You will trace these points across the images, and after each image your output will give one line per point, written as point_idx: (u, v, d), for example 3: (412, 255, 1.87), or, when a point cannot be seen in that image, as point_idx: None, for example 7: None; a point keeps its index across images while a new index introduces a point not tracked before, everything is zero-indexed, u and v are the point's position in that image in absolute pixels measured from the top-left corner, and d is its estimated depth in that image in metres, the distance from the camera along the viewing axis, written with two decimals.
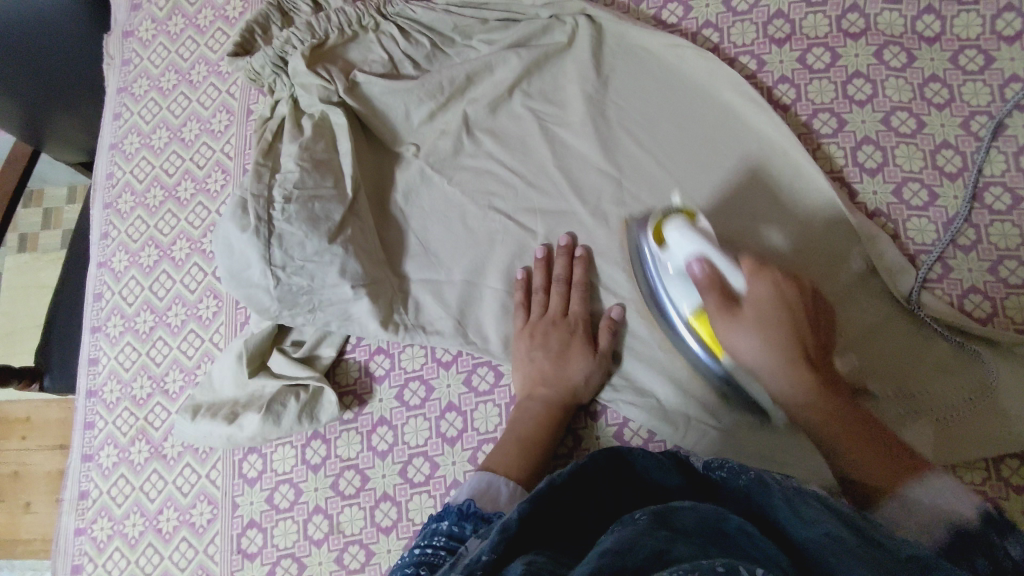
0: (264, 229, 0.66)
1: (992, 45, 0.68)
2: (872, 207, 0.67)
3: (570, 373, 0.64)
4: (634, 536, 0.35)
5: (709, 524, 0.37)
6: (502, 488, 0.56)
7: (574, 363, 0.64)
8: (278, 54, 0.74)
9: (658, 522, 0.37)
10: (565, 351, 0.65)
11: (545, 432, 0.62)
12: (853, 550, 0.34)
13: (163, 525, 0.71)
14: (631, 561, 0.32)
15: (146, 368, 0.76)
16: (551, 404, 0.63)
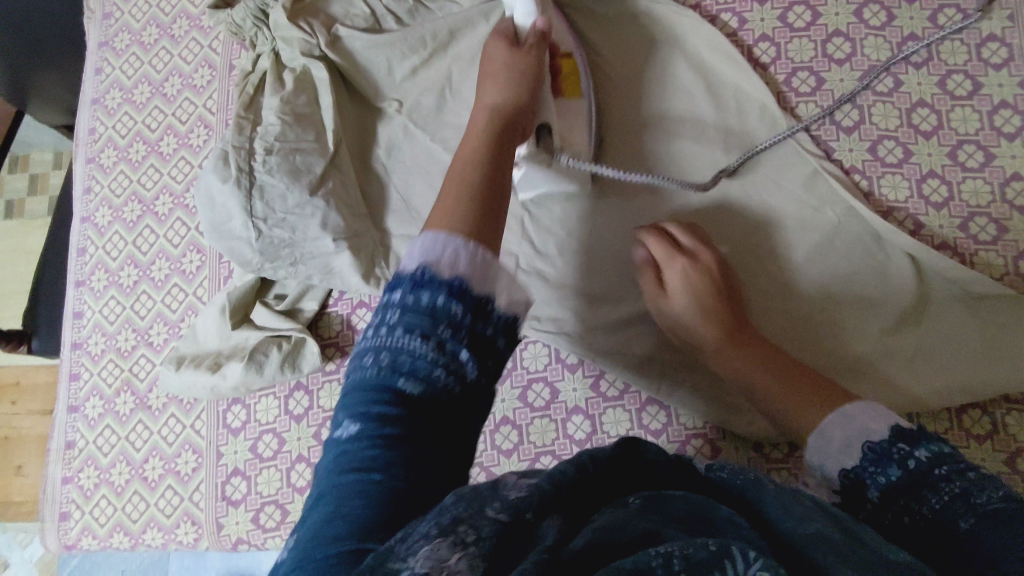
0: (245, 180, 0.67)
1: (970, 5, 0.68)
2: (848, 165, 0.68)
3: (489, 93, 0.55)
4: (626, 519, 0.35)
5: (695, 512, 0.37)
6: (459, 254, 0.40)
7: (487, 87, 0.56)
8: (260, 7, 0.74)
9: (651, 507, 0.37)
10: (489, 76, 0.57)
11: (499, 136, 0.51)
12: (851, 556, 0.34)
13: (149, 474, 0.73)
14: (620, 540, 0.33)
15: (130, 321, 0.77)
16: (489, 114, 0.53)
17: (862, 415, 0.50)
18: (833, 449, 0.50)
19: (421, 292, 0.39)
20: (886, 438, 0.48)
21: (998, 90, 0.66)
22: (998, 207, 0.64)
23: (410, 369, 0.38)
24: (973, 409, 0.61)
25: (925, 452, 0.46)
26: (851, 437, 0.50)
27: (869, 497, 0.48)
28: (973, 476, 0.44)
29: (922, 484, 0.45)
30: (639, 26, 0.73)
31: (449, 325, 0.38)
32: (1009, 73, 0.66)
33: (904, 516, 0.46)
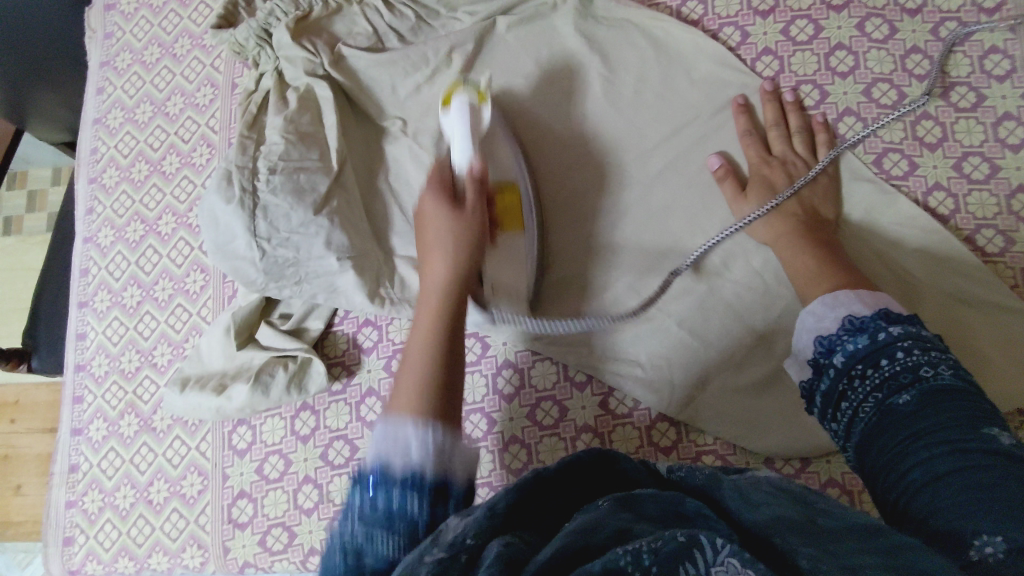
0: (249, 200, 0.66)
1: (972, 17, 0.69)
2: (861, 177, 0.67)
3: (433, 276, 0.54)
4: (600, 517, 0.37)
5: (666, 507, 0.40)
6: (415, 445, 0.41)
7: (434, 263, 0.55)
8: (262, 26, 0.74)
9: (622, 505, 0.39)
10: (430, 256, 0.56)
11: (460, 280, 0.54)
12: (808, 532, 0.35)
13: (154, 497, 0.72)
14: (594, 541, 0.35)
15: (134, 342, 0.76)
16: (439, 293, 0.53)
17: (837, 309, 0.51)
18: (813, 319, 0.53)
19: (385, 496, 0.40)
20: (872, 316, 0.49)
21: (1002, 101, 0.66)
22: (1005, 219, 0.64)
23: (379, 526, 0.39)
24: None
25: (900, 329, 0.47)
26: (840, 314, 0.51)
27: (818, 391, 0.50)
28: (933, 352, 0.45)
29: (880, 355, 0.46)
30: (641, 40, 0.73)
31: (406, 466, 0.40)
32: (1012, 85, 0.66)
33: (841, 403, 0.48)
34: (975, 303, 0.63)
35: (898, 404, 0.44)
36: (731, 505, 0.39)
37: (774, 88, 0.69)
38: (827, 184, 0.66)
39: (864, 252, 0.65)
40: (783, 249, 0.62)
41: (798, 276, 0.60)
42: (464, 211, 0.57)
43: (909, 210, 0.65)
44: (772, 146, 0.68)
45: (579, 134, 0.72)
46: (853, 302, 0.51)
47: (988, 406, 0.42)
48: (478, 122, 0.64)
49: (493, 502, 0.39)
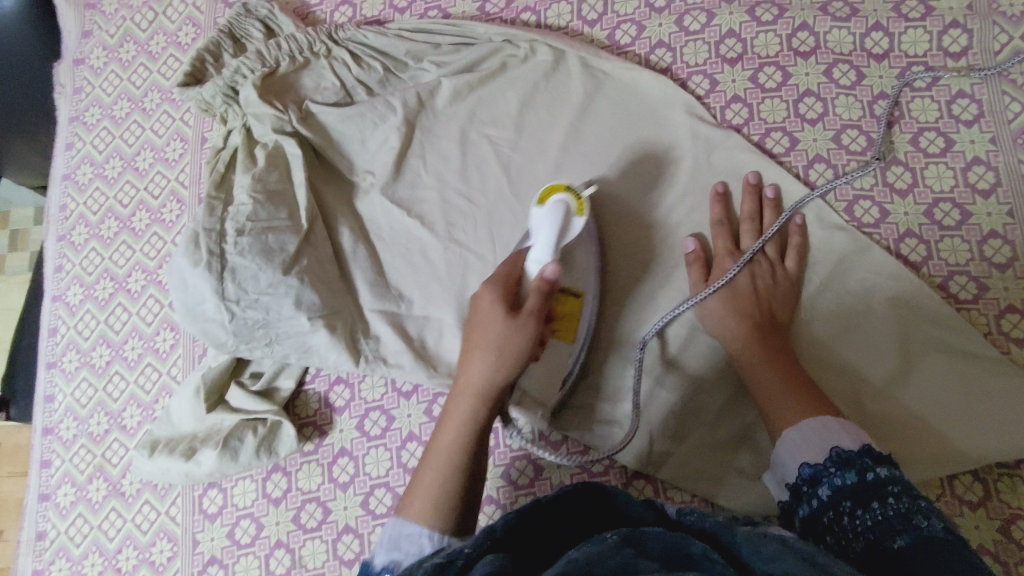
0: (216, 263, 0.65)
1: (938, 62, 0.68)
2: (841, 224, 0.66)
3: (473, 374, 0.56)
4: (605, 553, 0.37)
5: (674, 548, 0.39)
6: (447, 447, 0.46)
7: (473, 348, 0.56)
8: (228, 84, 0.73)
9: (626, 541, 0.39)
10: (477, 343, 0.56)
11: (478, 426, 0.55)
12: None
13: (123, 565, 0.70)
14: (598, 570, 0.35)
15: (102, 404, 0.75)
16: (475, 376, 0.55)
17: (818, 438, 0.53)
18: (794, 443, 0.54)
19: (384, 571, 0.47)
20: (859, 452, 0.50)
21: (971, 146, 0.66)
22: (978, 265, 0.64)
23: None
24: (964, 473, 0.60)
25: (887, 471, 0.48)
26: (824, 442, 0.52)
27: (798, 515, 0.52)
28: (924, 502, 0.47)
29: (871, 493, 0.47)
30: (614, 91, 0.73)
31: (421, 550, 0.49)
32: (980, 130, 0.66)
33: (827, 535, 0.49)
34: (959, 360, 0.61)
35: (895, 547, 0.44)
36: (744, 557, 0.39)
37: (758, 181, 0.67)
38: (789, 286, 0.65)
39: (835, 314, 0.65)
40: (737, 352, 0.62)
41: (757, 379, 0.60)
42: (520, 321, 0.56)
43: (865, 280, 0.64)
44: (741, 240, 0.67)
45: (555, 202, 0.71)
46: (840, 433, 0.52)
47: (975, 558, 0.42)
48: (567, 230, 0.61)
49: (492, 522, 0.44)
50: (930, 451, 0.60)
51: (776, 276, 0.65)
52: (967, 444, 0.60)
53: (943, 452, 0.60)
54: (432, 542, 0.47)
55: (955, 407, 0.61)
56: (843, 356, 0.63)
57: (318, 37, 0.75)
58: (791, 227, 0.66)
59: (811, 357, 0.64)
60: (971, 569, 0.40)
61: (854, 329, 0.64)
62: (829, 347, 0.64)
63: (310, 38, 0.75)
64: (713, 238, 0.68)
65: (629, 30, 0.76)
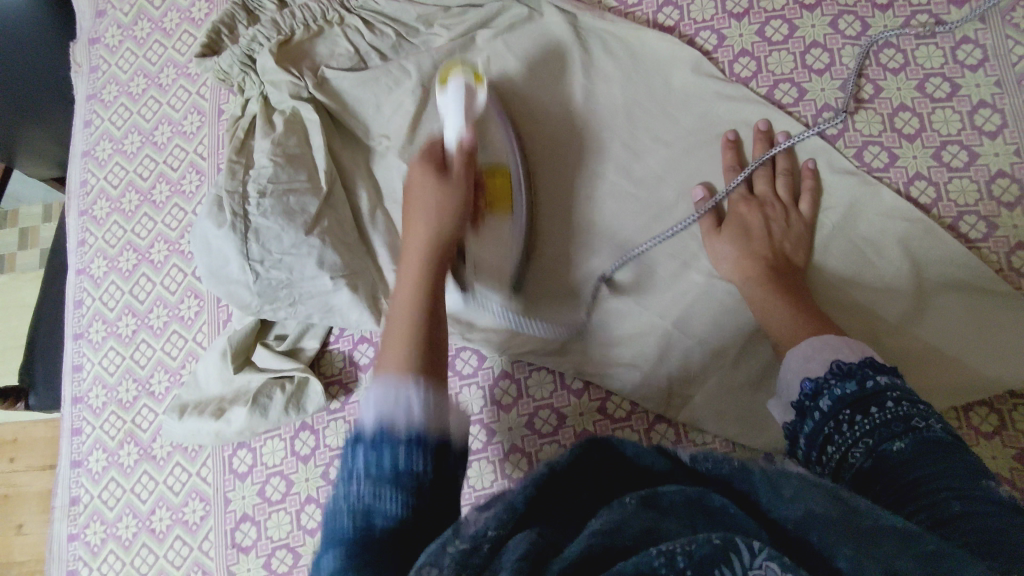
0: (240, 224, 0.67)
1: (942, 9, 0.70)
2: (851, 168, 0.67)
3: (418, 226, 0.58)
4: (625, 515, 0.36)
5: (690, 499, 0.38)
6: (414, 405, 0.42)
7: (416, 221, 0.58)
8: (245, 53, 0.75)
9: (644, 501, 0.38)
10: (414, 209, 0.59)
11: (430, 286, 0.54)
12: (834, 522, 0.34)
13: (156, 525, 0.71)
14: (620, 540, 0.34)
15: (130, 372, 0.76)
16: (419, 251, 0.56)
17: (821, 356, 0.54)
18: (799, 362, 0.55)
19: (382, 450, 0.39)
20: (860, 363, 0.51)
21: (976, 90, 0.67)
22: (987, 205, 0.65)
23: (386, 482, 0.39)
24: (979, 405, 0.62)
25: (887, 379, 0.49)
26: (826, 358, 0.54)
27: (802, 432, 0.52)
28: (925, 408, 0.47)
29: (871, 400, 0.48)
30: (621, 50, 0.74)
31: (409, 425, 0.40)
32: (985, 74, 0.68)
33: (828, 446, 0.49)
34: (968, 294, 0.63)
35: (893, 450, 0.45)
36: (761, 498, 0.38)
37: (768, 128, 0.69)
38: (800, 229, 0.66)
39: (846, 256, 0.66)
40: (750, 293, 0.64)
41: (771, 315, 0.61)
42: (451, 177, 0.60)
43: (876, 220, 0.66)
44: (755, 185, 0.68)
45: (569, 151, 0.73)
46: (840, 347, 0.54)
47: (981, 461, 0.43)
48: (472, 105, 0.63)
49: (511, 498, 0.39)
50: (945, 382, 0.62)
51: (789, 220, 0.66)
52: (978, 375, 0.61)
53: (956, 383, 0.61)
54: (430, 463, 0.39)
55: (967, 340, 0.62)
56: (856, 294, 0.65)
57: (331, 5, 0.77)
58: (803, 172, 0.68)
59: (823, 296, 0.66)
60: (981, 489, 0.40)
61: (865, 270, 0.65)
62: (844, 287, 0.65)
63: (323, 7, 0.77)
64: (725, 184, 0.69)
65: None
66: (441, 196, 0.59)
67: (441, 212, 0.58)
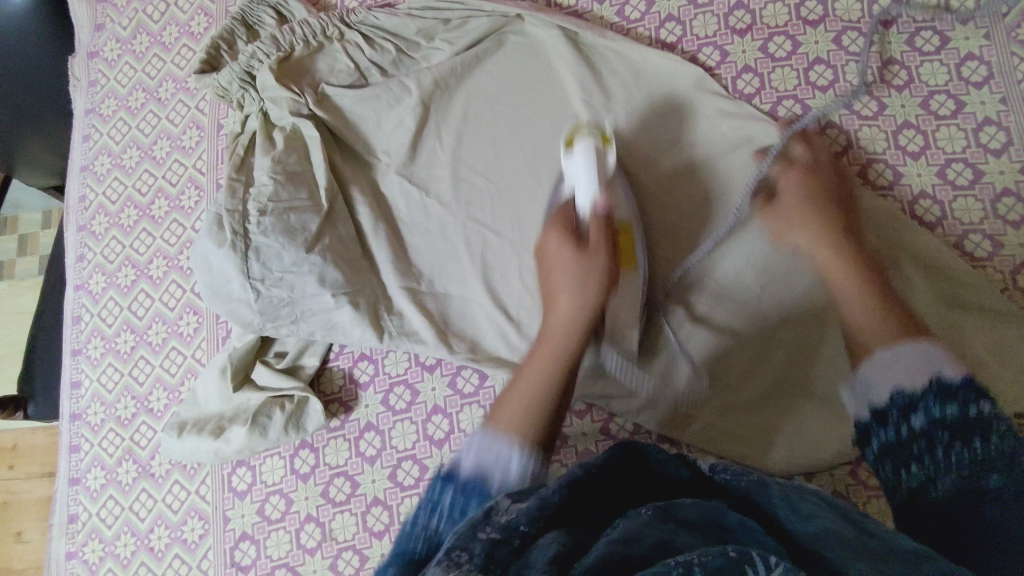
0: (241, 242, 0.66)
1: (947, 25, 0.69)
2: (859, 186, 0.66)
3: (563, 307, 0.57)
4: (642, 527, 0.35)
5: (710, 516, 0.38)
6: (514, 463, 0.44)
7: (563, 297, 0.57)
8: (245, 69, 0.75)
9: (663, 515, 0.37)
10: (557, 288, 0.58)
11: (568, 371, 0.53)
12: (847, 544, 0.35)
13: (155, 544, 0.71)
14: (636, 550, 0.33)
15: (129, 388, 0.76)
16: (562, 341, 0.55)
17: (915, 361, 0.46)
18: (885, 362, 0.48)
19: (469, 497, 0.42)
20: (962, 381, 0.44)
21: (981, 107, 0.67)
22: (991, 223, 0.64)
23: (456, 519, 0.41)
24: None
25: (993, 406, 0.43)
26: (926, 368, 0.46)
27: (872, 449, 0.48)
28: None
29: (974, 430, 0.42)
30: (621, 67, 0.74)
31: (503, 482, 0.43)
32: (990, 91, 0.67)
33: (910, 465, 0.44)
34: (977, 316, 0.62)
35: (984, 487, 0.41)
36: (781, 517, 0.39)
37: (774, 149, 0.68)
38: None
39: None
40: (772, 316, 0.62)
41: None
42: (591, 250, 0.59)
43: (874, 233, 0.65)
44: None
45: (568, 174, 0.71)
46: (936, 357, 0.46)
47: None
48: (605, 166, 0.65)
49: (544, 493, 0.39)
50: None
51: None
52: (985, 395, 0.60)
53: None
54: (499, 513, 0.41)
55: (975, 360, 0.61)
56: None
57: (331, 21, 0.76)
58: None
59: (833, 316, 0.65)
60: None
61: None
62: None
63: (323, 22, 0.76)
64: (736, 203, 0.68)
65: (638, 6, 0.77)
66: (588, 296, 0.57)
67: (586, 289, 0.57)
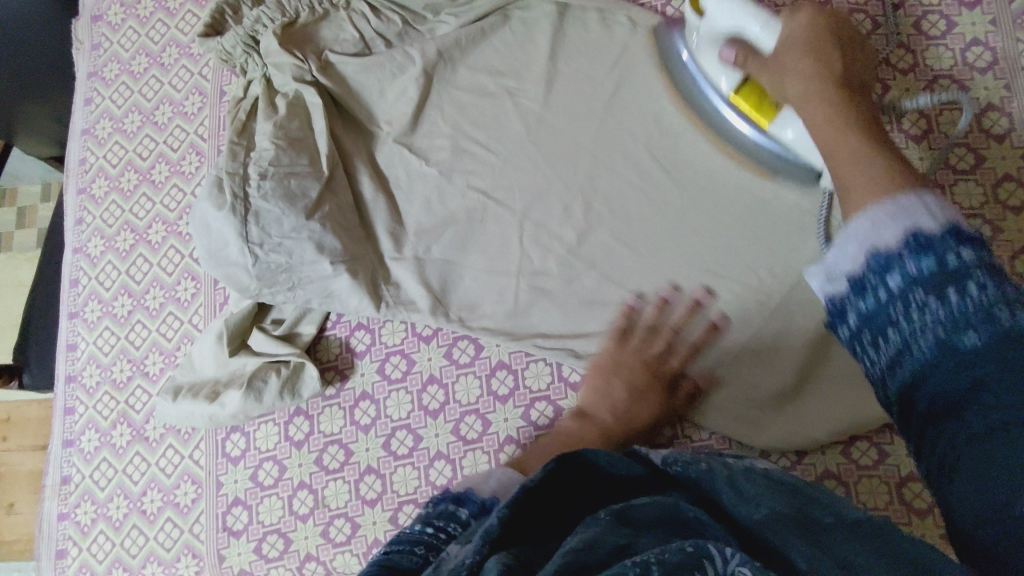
0: (240, 206, 0.66)
1: (953, 10, 0.70)
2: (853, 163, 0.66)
3: (575, 345, 0.66)
4: (603, 531, 0.38)
5: (667, 516, 0.41)
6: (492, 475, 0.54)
7: (586, 343, 0.66)
8: (249, 33, 0.75)
9: (618, 519, 0.40)
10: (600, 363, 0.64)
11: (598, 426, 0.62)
12: (800, 526, 0.39)
13: (147, 507, 0.71)
14: (592, 559, 0.36)
15: (125, 352, 0.76)
16: (598, 385, 0.63)
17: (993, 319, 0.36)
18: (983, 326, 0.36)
19: (461, 506, 0.49)
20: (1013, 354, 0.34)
21: (985, 92, 0.67)
22: (991, 208, 0.64)
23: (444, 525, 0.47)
24: None
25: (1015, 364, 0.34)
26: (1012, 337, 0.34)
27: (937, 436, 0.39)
28: None
29: (951, 283, 0.32)
30: (629, 41, 0.74)
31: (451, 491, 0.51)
32: (995, 77, 0.67)
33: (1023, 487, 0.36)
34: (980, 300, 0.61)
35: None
36: (727, 501, 0.42)
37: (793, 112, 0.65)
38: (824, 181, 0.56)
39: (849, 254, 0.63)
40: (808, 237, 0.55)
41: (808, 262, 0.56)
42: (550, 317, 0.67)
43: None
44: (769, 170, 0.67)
45: (568, 147, 0.71)
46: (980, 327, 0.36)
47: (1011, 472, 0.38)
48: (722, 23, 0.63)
49: (487, 528, 0.41)
50: None
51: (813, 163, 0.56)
52: None
53: None
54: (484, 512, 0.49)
55: None
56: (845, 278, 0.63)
57: None
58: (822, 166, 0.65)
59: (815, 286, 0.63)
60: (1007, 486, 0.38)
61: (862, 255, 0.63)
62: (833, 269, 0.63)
63: None
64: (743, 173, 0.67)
65: None
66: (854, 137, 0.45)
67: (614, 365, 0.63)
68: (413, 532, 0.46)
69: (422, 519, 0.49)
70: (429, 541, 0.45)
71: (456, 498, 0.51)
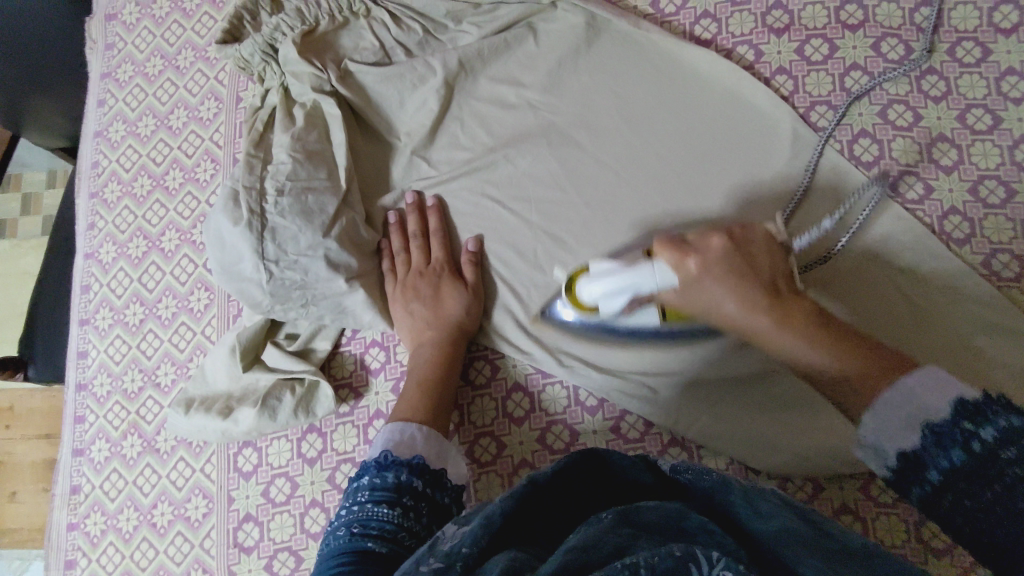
0: (256, 222, 0.65)
1: (989, 38, 0.68)
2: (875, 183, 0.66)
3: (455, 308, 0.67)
4: (601, 533, 0.35)
5: (670, 517, 0.38)
6: (416, 436, 0.55)
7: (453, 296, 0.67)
8: (268, 41, 0.73)
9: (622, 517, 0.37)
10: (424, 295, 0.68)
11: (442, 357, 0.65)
12: (807, 541, 0.35)
13: (157, 519, 0.70)
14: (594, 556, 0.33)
15: (136, 361, 0.75)
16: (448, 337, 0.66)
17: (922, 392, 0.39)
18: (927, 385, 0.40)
19: (386, 471, 0.50)
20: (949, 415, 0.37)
21: (1019, 124, 0.65)
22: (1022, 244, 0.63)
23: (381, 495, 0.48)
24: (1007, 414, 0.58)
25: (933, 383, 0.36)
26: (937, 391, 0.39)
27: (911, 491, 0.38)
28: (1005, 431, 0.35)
29: None
30: (658, 57, 0.72)
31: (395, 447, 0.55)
32: None
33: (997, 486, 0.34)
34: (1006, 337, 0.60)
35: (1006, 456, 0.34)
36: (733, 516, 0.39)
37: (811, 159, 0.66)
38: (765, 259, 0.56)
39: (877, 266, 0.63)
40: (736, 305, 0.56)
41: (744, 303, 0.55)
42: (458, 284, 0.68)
43: (896, 231, 0.64)
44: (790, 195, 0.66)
45: (592, 167, 0.70)
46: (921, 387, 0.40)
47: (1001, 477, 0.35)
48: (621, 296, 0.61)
49: (489, 512, 0.40)
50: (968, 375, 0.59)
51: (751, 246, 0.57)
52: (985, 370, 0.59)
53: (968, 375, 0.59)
54: (419, 479, 0.50)
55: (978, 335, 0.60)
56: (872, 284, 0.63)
57: None
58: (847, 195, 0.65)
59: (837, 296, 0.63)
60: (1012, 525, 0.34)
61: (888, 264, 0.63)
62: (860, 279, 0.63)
63: None
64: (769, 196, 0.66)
65: None
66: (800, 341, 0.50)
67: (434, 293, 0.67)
68: (340, 513, 0.48)
69: (352, 487, 0.50)
70: (361, 518, 0.46)
71: (400, 462, 0.51)
